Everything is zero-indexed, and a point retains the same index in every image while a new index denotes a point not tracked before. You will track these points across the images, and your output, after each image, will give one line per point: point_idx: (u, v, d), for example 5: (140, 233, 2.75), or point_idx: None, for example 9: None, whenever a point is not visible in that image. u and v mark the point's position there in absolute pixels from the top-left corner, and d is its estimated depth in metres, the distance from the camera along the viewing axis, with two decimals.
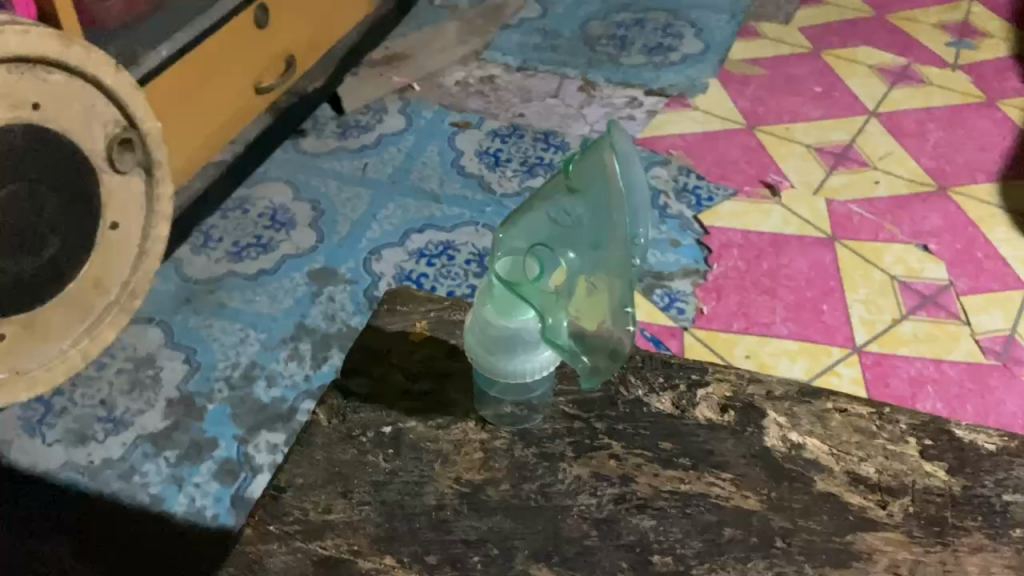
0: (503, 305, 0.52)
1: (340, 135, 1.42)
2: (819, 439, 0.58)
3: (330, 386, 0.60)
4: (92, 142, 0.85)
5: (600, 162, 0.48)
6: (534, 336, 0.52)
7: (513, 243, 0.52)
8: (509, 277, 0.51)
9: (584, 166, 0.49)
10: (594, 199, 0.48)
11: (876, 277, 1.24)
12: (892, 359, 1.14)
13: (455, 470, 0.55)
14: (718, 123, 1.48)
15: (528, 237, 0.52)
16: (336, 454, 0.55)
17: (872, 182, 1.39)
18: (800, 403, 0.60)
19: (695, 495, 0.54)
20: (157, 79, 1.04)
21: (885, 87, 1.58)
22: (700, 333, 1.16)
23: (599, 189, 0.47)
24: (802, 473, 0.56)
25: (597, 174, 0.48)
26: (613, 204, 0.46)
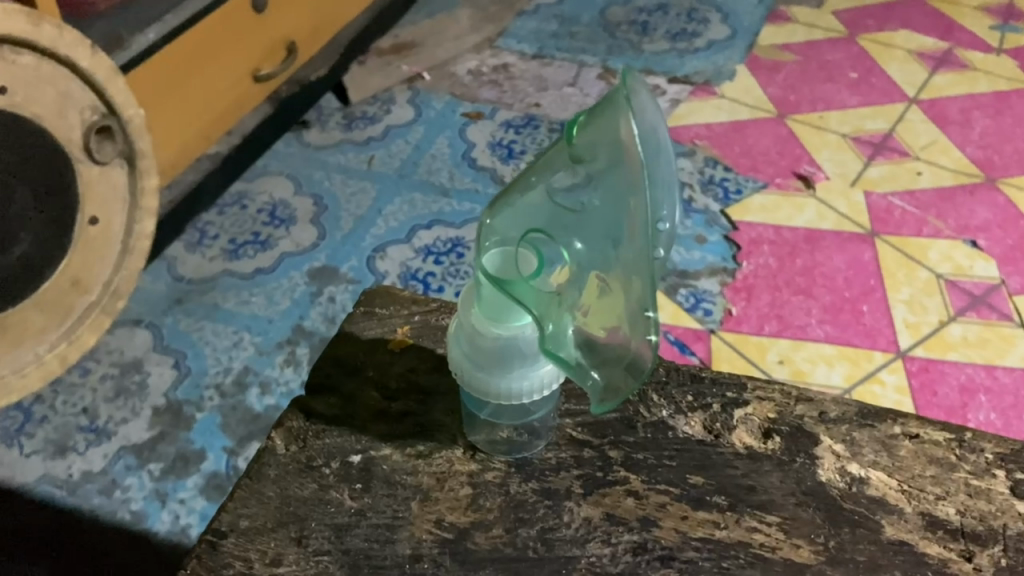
0: (494, 310, 0.43)
1: (346, 126, 1.34)
2: (885, 472, 0.49)
3: (291, 406, 0.52)
4: (68, 131, 0.78)
5: (616, 128, 0.39)
6: (532, 345, 0.44)
7: (506, 231, 0.44)
8: (500, 273, 0.42)
9: (595, 132, 0.41)
10: (611, 173, 0.40)
11: (921, 276, 1.14)
12: (940, 365, 1.04)
13: (437, 511, 0.47)
14: (747, 112, 1.38)
15: (525, 223, 0.43)
16: (292, 489, 0.48)
17: (915, 173, 1.29)
18: (861, 428, 0.51)
19: (733, 545, 0.46)
20: (145, 64, 0.97)
21: (926, 73, 1.47)
22: (728, 337, 1.07)
23: (616, 159, 0.39)
24: (864, 515, 0.47)
25: (613, 143, 0.39)
26: (632, 180, 0.38)
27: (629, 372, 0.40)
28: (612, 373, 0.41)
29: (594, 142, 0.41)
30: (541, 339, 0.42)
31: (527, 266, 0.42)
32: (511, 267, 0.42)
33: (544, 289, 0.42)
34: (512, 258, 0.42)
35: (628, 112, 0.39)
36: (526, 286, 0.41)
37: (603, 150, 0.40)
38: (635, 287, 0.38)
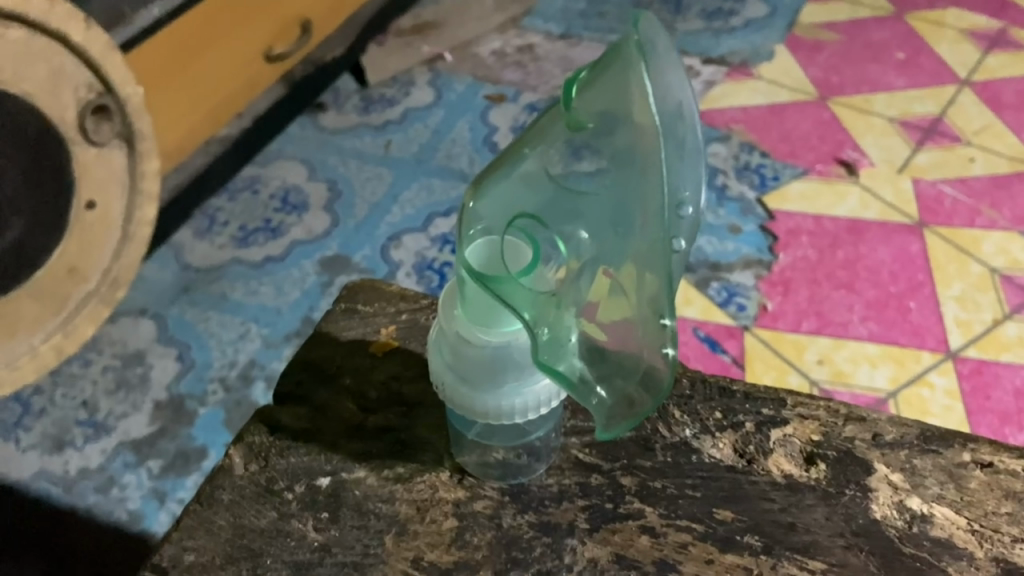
0: (480, 313, 0.38)
1: (363, 110, 1.29)
2: (953, 509, 0.43)
3: (254, 417, 0.47)
4: (62, 110, 0.74)
5: (626, 84, 0.34)
6: (527, 354, 0.38)
7: (491, 218, 0.38)
8: (486, 271, 0.36)
9: (598, 93, 0.35)
10: (619, 143, 0.35)
11: (973, 270, 1.06)
12: (994, 367, 0.96)
13: (414, 547, 0.42)
14: (786, 94, 1.30)
15: (516, 206, 0.38)
16: (246, 518, 0.43)
17: (968, 160, 1.20)
18: (923, 455, 0.45)
19: None
20: (147, 43, 0.92)
21: (979, 53, 1.38)
22: (762, 334, 1.00)
23: (630, 126, 0.34)
24: (928, 562, 0.41)
25: (622, 104, 0.34)
26: (645, 150, 0.33)
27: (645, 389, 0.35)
28: (624, 386, 0.36)
29: (596, 106, 0.36)
30: (533, 349, 0.36)
31: (517, 259, 0.37)
32: (498, 263, 0.37)
33: (539, 288, 0.36)
34: (500, 251, 0.37)
35: (641, 64, 0.33)
36: (515, 284, 0.35)
37: (609, 114, 0.35)
38: (649, 283, 0.33)
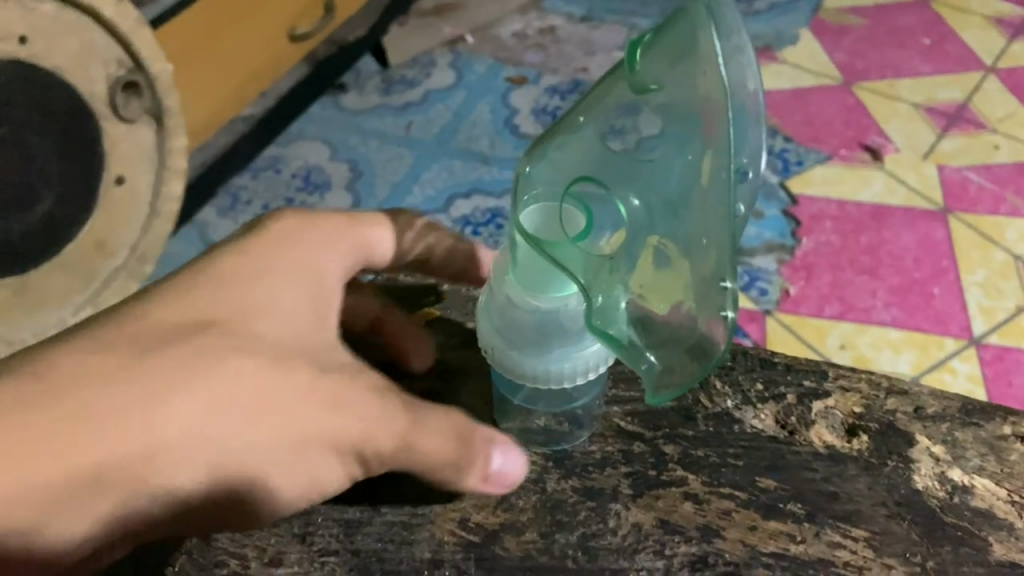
0: (532, 278, 0.39)
1: (384, 91, 1.29)
2: (994, 481, 0.43)
3: None
4: (92, 85, 0.80)
5: (693, 42, 0.36)
6: (575, 320, 0.40)
7: (547, 182, 0.41)
8: (541, 236, 0.38)
9: (663, 52, 0.37)
10: (684, 102, 0.36)
11: (997, 257, 1.06)
12: (1017, 354, 0.96)
13: (461, 509, 0.43)
14: (809, 78, 1.30)
15: (573, 171, 0.40)
16: None
17: (992, 147, 1.19)
18: (964, 427, 0.45)
19: (812, 562, 0.40)
20: (173, 20, 0.92)
21: (1004, 40, 1.36)
22: (784, 319, 1.00)
23: (696, 86, 0.35)
24: (969, 532, 0.41)
25: (690, 62, 0.36)
26: (710, 110, 0.34)
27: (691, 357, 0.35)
28: (671, 357, 0.36)
29: (659, 66, 0.38)
30: (586, 313, 0.37)
31: (573, 225, 0.39)
32: (555, 227, 0.39)
33: (593, 253, 0.38)
34: (555, 216, 0.39)
35: (709, 22, 0.35)
36: (570, 246, 0.38)
37: (673, 74, 0.37)
38: (707, 248, 0.34)
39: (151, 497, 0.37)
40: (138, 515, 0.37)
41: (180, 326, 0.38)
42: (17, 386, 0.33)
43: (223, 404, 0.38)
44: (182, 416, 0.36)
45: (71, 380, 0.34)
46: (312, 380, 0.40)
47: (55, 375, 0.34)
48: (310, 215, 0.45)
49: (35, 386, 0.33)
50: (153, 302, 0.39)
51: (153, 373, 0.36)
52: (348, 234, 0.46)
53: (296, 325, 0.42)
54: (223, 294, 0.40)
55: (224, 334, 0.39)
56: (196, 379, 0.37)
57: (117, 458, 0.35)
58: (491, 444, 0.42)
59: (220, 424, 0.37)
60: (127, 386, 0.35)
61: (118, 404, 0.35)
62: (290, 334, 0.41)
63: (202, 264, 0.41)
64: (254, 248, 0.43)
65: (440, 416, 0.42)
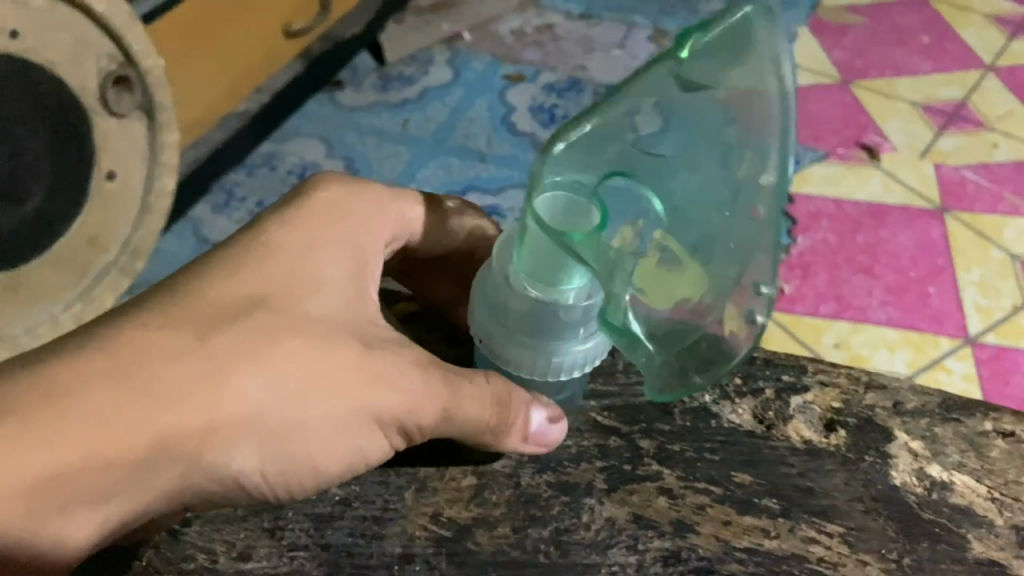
0: (546, 269, 0.39)
1: (381, 88, 1.28)
2: (973, 477, 0.43)
3: None
4: (84, 80, 0.80)
5: (750, 62, 0.38)
6: (573, 313, 0.40)
7: (570, 167, 0.39)
8: (567, 229, 0.37)
9: (714, 57, 0.39)
10: (724, 112, 0.39)
11: (994, 256, 1.05)
12: (1013, 354, 0.96)
13: (434, 504, 0.42)
14: (807, 76, 1.29)
15: (596, 157, 0.40)
16: None
17: (991, 146, 1.19)
18: (944, 423, 0.45)
19: (787, 558, 0.40)
20: (167, 16, 0.92)
21: (1004, 38, 1.36)
22: (781, 317, 0.99)
23: (747, 102, 0.38)
24: (947, 529, 0.41)
25: (745, 78, 0.38)
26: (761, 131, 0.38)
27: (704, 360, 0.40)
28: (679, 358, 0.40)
29: (708, 68, 0.39)
30: (602, 310, 0.38)
31: (590, 216, 0.38)
32: (574, 218, 0.38)
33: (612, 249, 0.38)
34: (575, 202, 0.38)
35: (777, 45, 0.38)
36: (598, 242, 0.37)
37: (721, 80, 0.39)
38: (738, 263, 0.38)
39: (207, 471, 0.38)
40: (198, 487, 0.39)
41: (238, 303, 0.40)
42: (85, 362, 0.35)
43: (277, 381, 0.39)
44: (238, 393, 0.38)
45: (137, 358, 0.36)
46: (359, 356, 0.42)
47: (125, 350, 0.36)
48: (352, 187, 0.48)
49: (104, 361, 0.35)
50: (214, 274, 0.40)
51: (214, 352, 0.38)
52: (383, 211, 0.48)
53: (340, 300, 0.44)
54: (276, 269, 0.42)
55: (277, 312, 0.41)
56: (256, 356, 0.39)
57: (179, 432, 0.36)
58: (532, 403, 0.43)
59: (275, 400, 0.39)
60: (192, 362, 0.37)
61: (192, 380, 0.37)
62: (338, 307, 0.44)
63: (254, 237, 0.43)
64: (301, 220, 0.44)
65: (480, 385, 0.43)
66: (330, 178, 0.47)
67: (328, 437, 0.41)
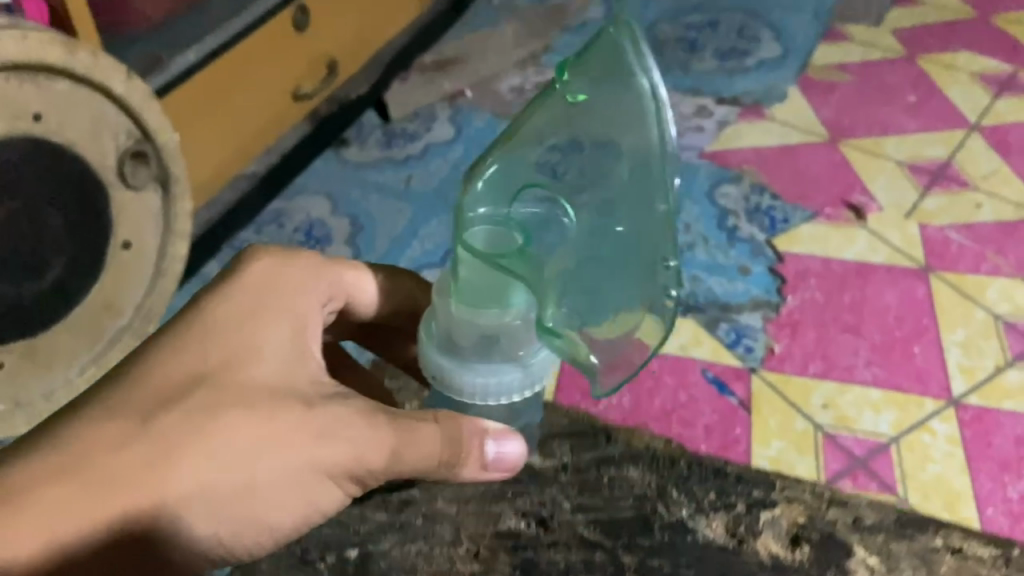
0: (482, 295, 0.46)
1: (385, 144, 1.33)
2: None
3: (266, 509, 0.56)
4: (103, 156, 0.84)
5: (616, 65, 0.44)
6: (517, 333, 0.47)
7: (496, 203, 0.47)
8: (492, 250, 0.45)
9: (588, 69, 0.45)
10: (604, 112, 0.45)
11: (977, 316, 1.09)
12: (996, 415, 0.98)
13: None
14: (797, 135, 1.34)
15: (513, 185, 0.47)
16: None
17: (975, 206, 1.22)
18: (898, 539, 0.53)
19: None
20: (180, 90, 0.98)
21: (989, 97, 1.40)
22: (769, 376, 1.03)
23: (620, 99, 0.44)
24: None
25: (616, 78, 0.44)
26: (635, 121, 0.43)
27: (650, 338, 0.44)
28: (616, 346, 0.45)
29: (586, 78, 0.45)
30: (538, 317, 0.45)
31: (512, 239, 0.46)
32: (499, 241, 0.46)
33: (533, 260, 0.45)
34: (499, 230, 0.46)
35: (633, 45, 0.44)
36: (519, 256, 0.45)
37: (600, 86, 0.45)
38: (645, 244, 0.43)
39: (171, 535, 0.47)
40: (164, 545, 0.47)
41: (179, 384, 0.48)
42: (45, 466, 0.44)
43: (218, 454, 0.47)
44: (183, 472, 0.46)
45: (85, 457, 0.45)
46: (302, 418, 0.49)
47: (79, 448, 0.45)
48: (287, 258, 0.56)
49: (63, 456, 0.45)
50: (162, 362, 0.49)
51: (157, 433, 0.47)
52: (317, 273, 0.57)
53: (282, 361, 0.52)
54: (217, 349, 0.50)
55: (214, 388, 0.49)
56: (200, 435, 0.47)
57: (133, 513, 0.45)
58: (484, 435, 0.49)
59: (222, 472, 0.47)
60: (134, 449, 0.46)
61: (140, 463, 0.46)
62: (278, 371, 0.51)
63: (195, 322, 0.51)
64: (240, 296, 0.53)
65: (433, 426, 0.49)
66: (266, 249, 0.56)
67: (275, 492, 0.49)
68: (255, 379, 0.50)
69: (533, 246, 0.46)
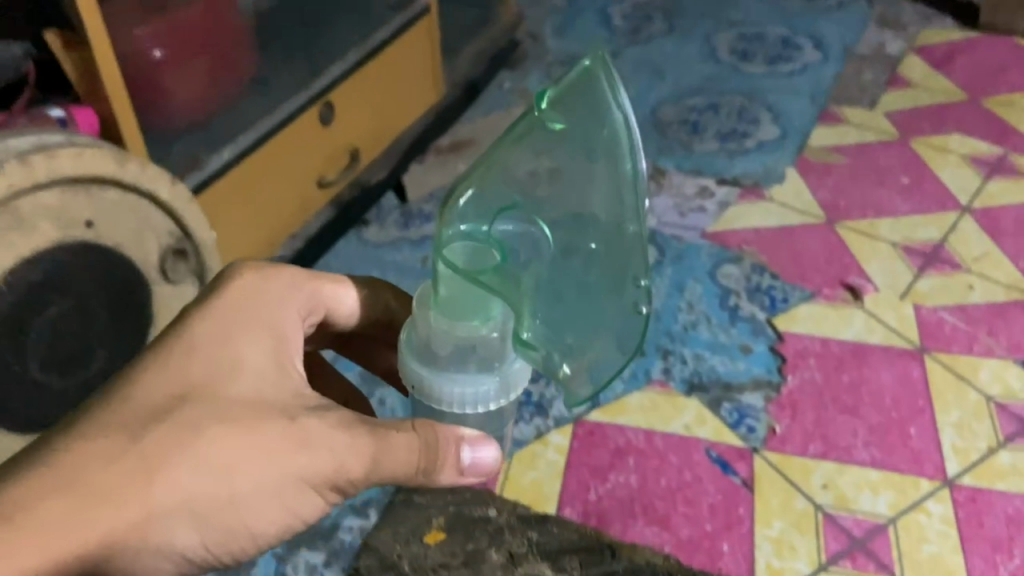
0: (458, 309, 0.51)
1: (403, 225, 1.37)
2: None
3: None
4: (147, 254, 0.91)
5: (594, 101, 0.52)
6: (492, 343, 0.52)
7: (472, 221, 0.52)
8: (472, 269, 0.50)
9: (568, 102, 0.53)
10: (581, 138, 0.52)
11: (970, 397, 1.13)
12: (988, 495, 1.03)
13: None
14: (796, 217, 1.40)
15: (486, 205, 0.53)
16: None
17: (967, 287, 1.28)
18: None
19: None
20: (216, 185, 1.06)
21: (980, 180, 1.46)
22: (771, 457, 1.07)
23: (598, 130, 0.52)
24: None
25: (593, 111, 0.52)
26: (615, 150, 0.52)
27: (619, 348, 0.50)
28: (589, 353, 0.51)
29: (564, 109, 0.53)
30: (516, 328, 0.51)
31: (488, 257, 0.51)
32: (477, 260, 0.51)
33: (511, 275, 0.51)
34: (477, 248, 0.51)
35: (608, 86, 0.52)
36: (501, 273, 0.50)
37: (579, 114, 0.52)
38: (620, 259, 0.51)
39: (160, 539, 0.52)
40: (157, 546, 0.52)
41: (162, 403, 0.53)
42: (38, 482, 0.48)
43: (203, 466, 0.52)
44: (171, 482, 0.51)
45: (75, 474, 0.49)
46: (284, 429, 0.54)
47: (70, 466, 0.49)
48: (267, 273, 0.61)
49: (57, 475, 0.48)
50: (148, 380, 0.53)
51: (145, 450, 0.51)
52: (298, 288, 0.63)
53: (264, 374, 0.57)
54: (199, 369, 0.55)
55: (197, 405, 0.53)
56: (185, 450, 0.52)
57: (124, 523, 0.50)
58: (460, 442, 0.56)
59: (206, 482, 0.52)
60: (122, 465, 0.50)
61: (129, 478, 0.50)
62: (258, 386, 0.56)
63: (178, 344, 0.55)
64: (223, 317, 0.58)
65: (410, 434, 0.55)
66: (247, 266, 0.61)
67: (256, 498, 0.54)
68: (237, 394, 0.55)
69: (509, 262, 0.51)
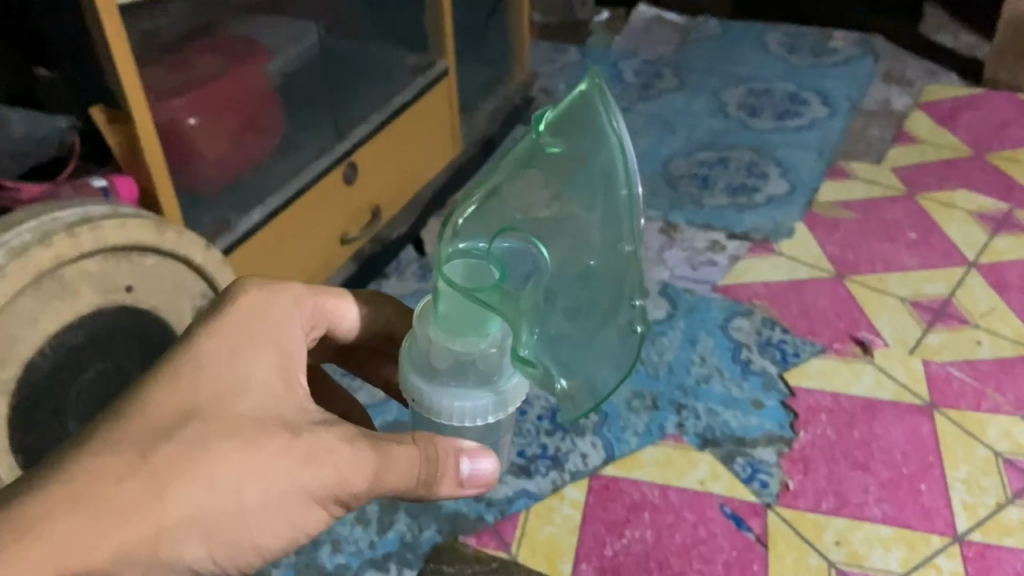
0: (458, 325, 0.53)
1: (421, 277, 1.39)
2: None
3: None
4: (181, 315, 0.94)
5: (593, 127, 0.55)
6: (489, 359, 0.54)
7: (472, 238, 0.54)
8: (473, 285, 0.51)
9: (568, 128, 0.56)
10: (580, 165, 0.55)
11: (979, 453, 1.15)
12: (997, 552, 1.04)
13: None
14: (805, 271, 1.43)
15: (486, 225, 0.54)
16: None
17: (974, 342, 1.30)
18: None
19: None
20: (246, 245, 1.10)
21: (986, 235, 1.49)
22: (784, 512, 1.09)
23: (596, 157, 0.55)
24: None
25: (592, 136, 0.55)
26: (613, 177, 0.54)
27: (615, 366, 0.51)
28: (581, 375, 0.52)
29: (563, 135, 0.56)
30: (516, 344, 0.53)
31: (489, 275, 0.52)
32: (477, 277, 0.52)
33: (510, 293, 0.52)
34: (477, 265, 0.52)
35: (606, 114, 0.55)
36: (501, 290, 0.52)
37: (577, 140, 0.55)
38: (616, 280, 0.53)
39: (166, 563, 0.49)
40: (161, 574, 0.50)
41: (170, 420, 0.51)
42: (49, 501, 0.46)
43: (212, 481, 0.50)
44: (180, 496, 0.49)
45: (86, 488, 0.47)
46: (289, 442, 0.53)
47: (81, 481, 0.47)
48: (272, 291, 0.62)
49: (67, 492, 0.47)
50: (154, 393, 0.52)
51: (154, 466, 0.49)
52: (298, 306, 0.63)
53: (269, 387, 0.56)
54: (207, 384, 0.54)
55: (206, 421, 0.52)
56: (194, 466, 0.50)
57: (133, 542, 0.47)
58: (458, 453, 0.57)
59: (213, 499, 0.50)
60: (134, 481, 0.48)
61: (138, 495, 0.48)
62: (262, 400, 0.55)
63: (187, 360, 0.55)
64: (229, 331, 0.57)
65: (411, 446, 0.56)
66: (253, 283, 0.62)
67: (263, 516, 0.53)
68: (244, 409, 0.54)
69: (507, 279, 0.53)
